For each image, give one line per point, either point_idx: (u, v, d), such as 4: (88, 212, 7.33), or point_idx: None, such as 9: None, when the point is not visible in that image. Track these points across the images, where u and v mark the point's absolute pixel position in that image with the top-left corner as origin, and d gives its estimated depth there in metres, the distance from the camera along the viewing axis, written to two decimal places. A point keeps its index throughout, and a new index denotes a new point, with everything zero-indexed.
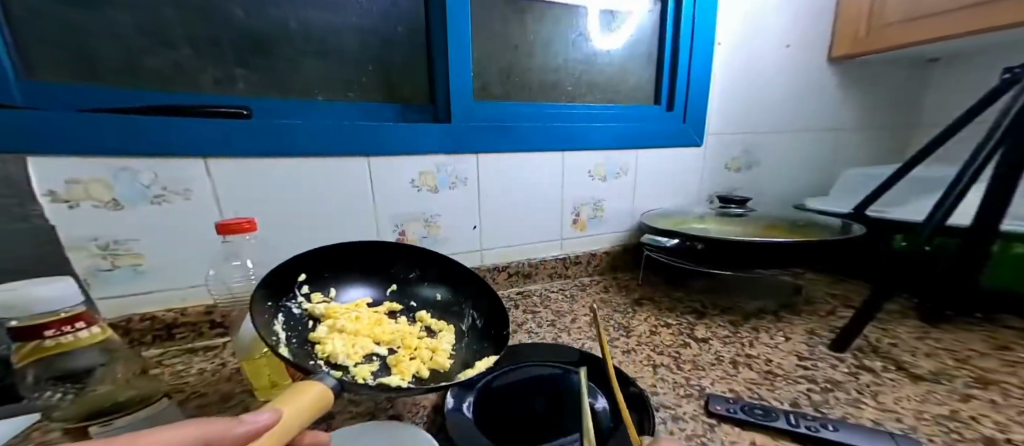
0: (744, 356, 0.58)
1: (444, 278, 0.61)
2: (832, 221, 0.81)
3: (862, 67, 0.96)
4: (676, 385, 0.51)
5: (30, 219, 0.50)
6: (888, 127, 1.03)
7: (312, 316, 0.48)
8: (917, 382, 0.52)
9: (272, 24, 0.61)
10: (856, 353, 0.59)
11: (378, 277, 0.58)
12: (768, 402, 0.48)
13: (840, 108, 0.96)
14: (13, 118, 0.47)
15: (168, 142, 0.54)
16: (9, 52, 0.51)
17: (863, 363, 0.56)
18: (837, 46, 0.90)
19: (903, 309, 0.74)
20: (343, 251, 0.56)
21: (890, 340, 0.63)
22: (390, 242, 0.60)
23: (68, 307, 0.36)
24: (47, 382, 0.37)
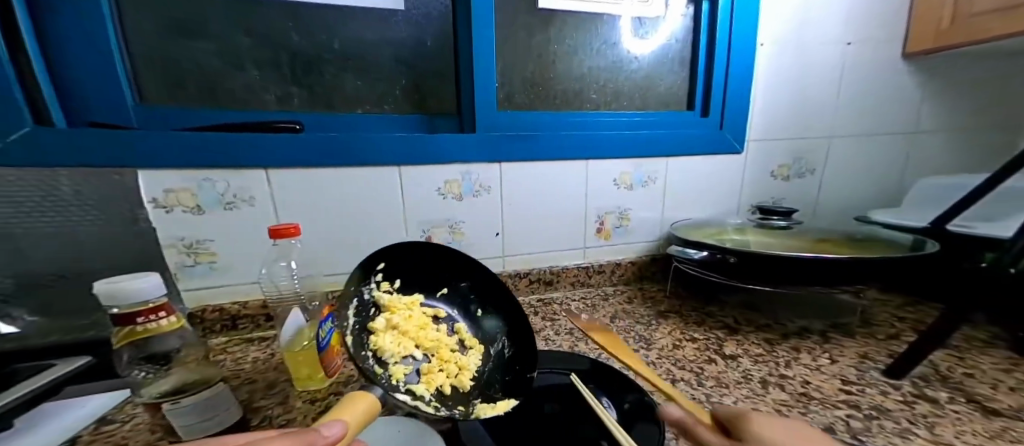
0: (777, 376, 0.55)
1: (494, 302, 0.62)
2: (902, 236, 0.71)
3: (955, 60, 0.82)
4: (694, 402, 0.50)
5: (138, 222, 0.60)
6: (983, 127, 0.88)
7: (376, 303, 0.53)
8: (990, 417, 0.46)
9: (314, 45, 0.66)
10: (917, 382, 0.52)
11: (435, 279, 0.61)
12: None
13: (918, 108, 0.85)
14: (129, 137, 0.57)
15: (242, 155, 0.62)
16: (128, 82, 0.61)
17: (923, 393, 0.50)
18: (911, 41, 0.79)
19: (992, 335, 0.64)
20: (415, 249, 0.59)
21: (966, 370, 0.55)
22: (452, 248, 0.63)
23: (155, 297, 0.41)
24: (135, 361, 0.45)
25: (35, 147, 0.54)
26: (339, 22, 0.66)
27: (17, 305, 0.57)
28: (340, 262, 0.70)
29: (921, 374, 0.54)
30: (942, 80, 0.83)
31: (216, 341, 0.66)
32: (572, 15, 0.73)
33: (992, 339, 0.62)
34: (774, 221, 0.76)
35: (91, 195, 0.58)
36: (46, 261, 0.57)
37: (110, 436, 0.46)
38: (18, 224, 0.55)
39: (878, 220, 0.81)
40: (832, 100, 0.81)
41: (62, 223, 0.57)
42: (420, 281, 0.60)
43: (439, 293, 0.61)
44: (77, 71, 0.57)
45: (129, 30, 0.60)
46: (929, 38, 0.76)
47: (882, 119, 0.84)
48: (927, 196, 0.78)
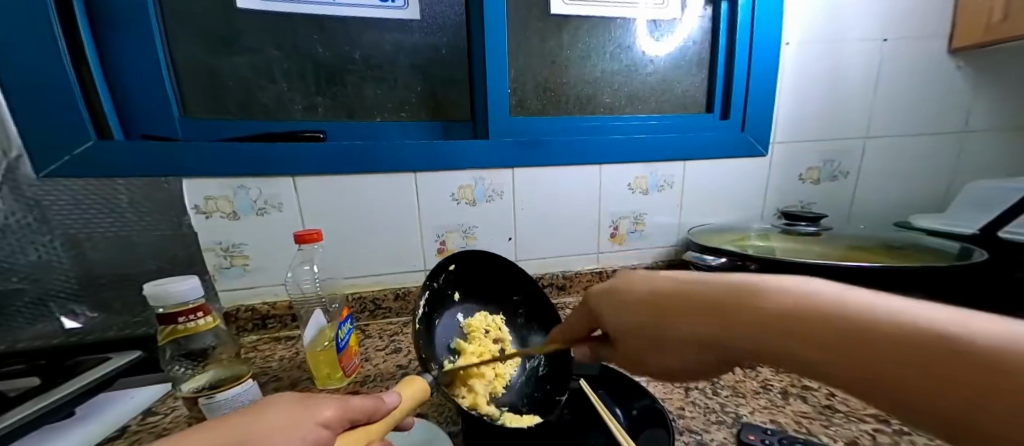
0: (798, 387, 0.52)
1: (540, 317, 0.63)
2: (948, 244, 0.64)
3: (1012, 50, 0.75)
4: (707, 410, 0.48)
5: (182, 227, 0.66)
6: None
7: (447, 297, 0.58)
8: None
9: (339, 57, 0.70)
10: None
11: (485, 287, 0.63)
12: (815, 438, 0.43)
13: (969, 106, 0.78)
14: (175, 149, 0.63)
15: (269, 164, 0.66)
16: (175, 97, 0.66)
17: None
18: (958, 35, 0.73)
19: None
20: (477, 258, 0.62)
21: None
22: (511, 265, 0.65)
23: (193, 299, 0.45)
24: (176, 358, 0.50)
25: (97, 160, 0.61)
26: (362, 35, 0.70)
27: (81, 302, 0.63)
28: (355, 264, 0.73)
29: None
30: (995, 75, 0.76)
31: (248, 339, 0.71)
32: (586, 19, 0.73)
33: None
34: (799, 227, 0.72)
35: (142, 203, 0.63)
36: (104, 264, 0.63)
37: (153, 427, 0.51)
38: (83, 229, 0.62)
39: (921, 226, 0.74)
40: (868, 99, 0.76)
41: (118, 228, 0.63)
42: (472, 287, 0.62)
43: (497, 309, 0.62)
44: (132, 90, 0.63)
45: (176, 47, 0.65)
46: (980, 30, 0.70)
47: (927, 118, 0.78)
48: (974, 199, 0.70)
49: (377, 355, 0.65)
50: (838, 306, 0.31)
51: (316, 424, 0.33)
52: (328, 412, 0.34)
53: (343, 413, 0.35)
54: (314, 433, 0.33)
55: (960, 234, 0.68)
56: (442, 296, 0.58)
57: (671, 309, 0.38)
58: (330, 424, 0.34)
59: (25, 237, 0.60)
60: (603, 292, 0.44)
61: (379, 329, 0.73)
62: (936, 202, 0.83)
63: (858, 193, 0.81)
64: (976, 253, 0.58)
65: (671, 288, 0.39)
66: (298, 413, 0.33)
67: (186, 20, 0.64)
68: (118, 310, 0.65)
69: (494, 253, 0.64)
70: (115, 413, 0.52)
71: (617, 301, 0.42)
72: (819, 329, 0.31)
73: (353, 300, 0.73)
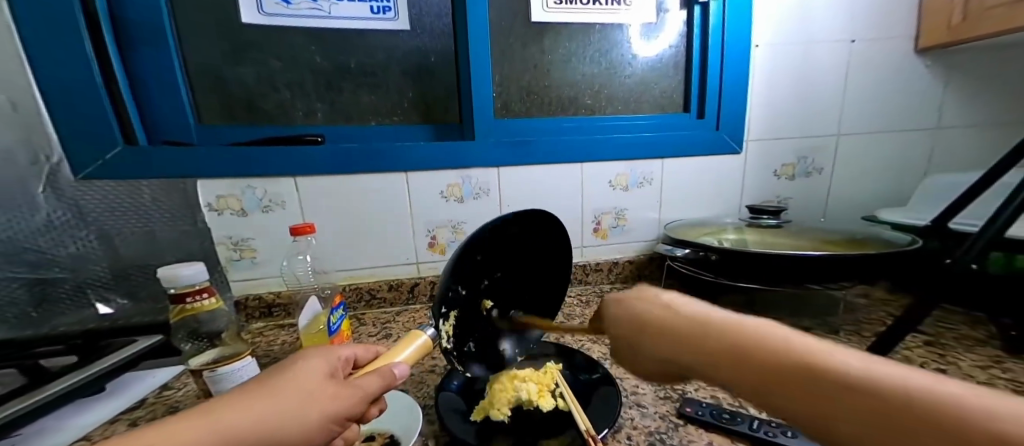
0: None
1: (550, 292, 0.67)
2: (899, 236, 0.69)
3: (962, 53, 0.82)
4: (658, 388, 0.55)
5: (196, 223, 0.73)
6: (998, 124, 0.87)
7: (501, 242, 0.57)
8: None
9: (337, 65, 0.75)
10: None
11: (531, 243, 0.62)
12: (744, 410, 0.50)
13: (929, 105, 0.84)
14: (184, 153, 0.69)
15: (269, 166, 0.72)
16: (191, 105, 0.72)
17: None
18: (924, 36, 0.79)
19: (988, 333, 0.61)
20: (539, 222, 0.60)
21: (939, 366, 0.54)
22: (560, 245, 0.64)
23: (199, 282, 0.55)
24: (190, 338, 0.61)
25: (124, 165, 0.68)
26: (354, 45, 0.75)
27: (114, 290, 0.71)
28: (349, 257, 0.79)
29: None
30: (961, 74, 0.83)
31: (256, 325, 0.78)
32: (566, 26, 0.77)
33: (988, 338, 0.60)
34: (764, 220, 0.77)
35: (165, 202, 0.71)
36: (134, 256, 0.71)
37: (168, 399, 0.59)
38: (114, 226, 0.69)
39: (885, 220, 0.79)
40: (840, 97, 0.82)
41: (144, 224, 0.70)
42: (519, 240, 0.60)
43: (521, 277, 0.63)
44: (152, 99, 0.70)
45: (190, 57, 0.71)
46: (944, 31, 0.75)
47: (893, 114, 0.84)
48: (935, 192, 0.76)
49: (369, 340, 0.71)
50: (744, 333, 0.33)
51: (342, 418, 0.36)
52: (350, 404, 0.37)
53: (361, 403, 0.37)
54: (337, 427, 0.36)
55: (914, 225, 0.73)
56: (488, 235, 0.55)
57: (654, 328, 0.40)
58: (351, 415, 0.37)
59: (64, 232, 0.67)
60: (617, 304, 0.45)
61: (374, 317, 0.79)
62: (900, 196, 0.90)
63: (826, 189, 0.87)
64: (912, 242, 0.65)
65: (672, 311, 0.40)
66: (326, 408, 0.36)
67: (196, 32, 0.70)
68: (146, 298, 0.73)
69: (557, 226, 0.62)
70: (124, 396, 0.58)
71: (621, 314, 0.44)
72: (725, 343, 0.34)
73: (349, 290, 0.80)
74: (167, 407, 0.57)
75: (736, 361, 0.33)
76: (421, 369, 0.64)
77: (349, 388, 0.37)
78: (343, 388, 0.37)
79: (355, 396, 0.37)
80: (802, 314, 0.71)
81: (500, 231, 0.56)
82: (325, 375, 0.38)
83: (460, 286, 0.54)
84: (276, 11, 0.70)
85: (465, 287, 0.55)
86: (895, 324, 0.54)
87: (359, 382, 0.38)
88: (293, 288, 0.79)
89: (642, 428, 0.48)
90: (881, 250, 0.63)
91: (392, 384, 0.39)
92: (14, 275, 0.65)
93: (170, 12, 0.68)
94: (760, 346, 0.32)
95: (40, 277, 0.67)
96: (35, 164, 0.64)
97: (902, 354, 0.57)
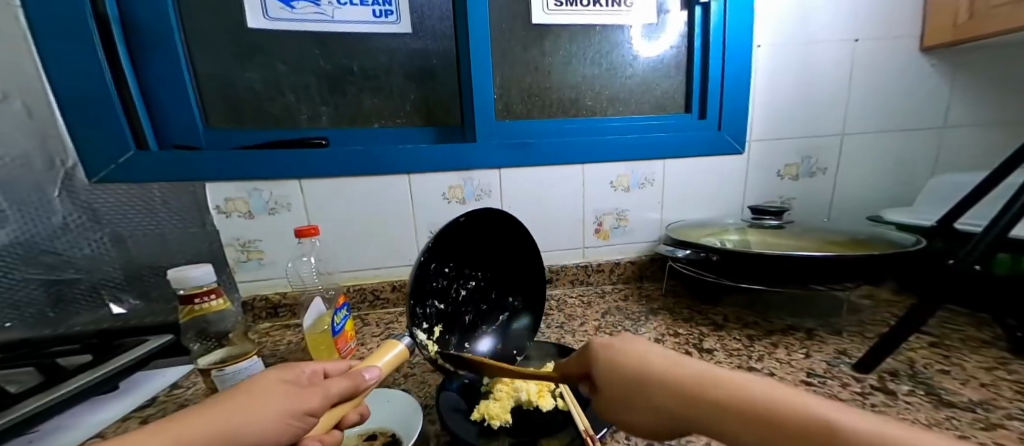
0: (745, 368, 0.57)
1: (523, 286, 0.70)
2: (907, 237, 0.68)
3: (964, 51, 0.82)
4: None
5: (205, 225, 0.75)
6: (1004, 122, 0.87)
7: (455, 242, 0.58)
8: (941, 407, 0.47)
9: (341, 68, 0.76)
10: (884, 376, 0.53)
11: (494, 244, 0.64)
12: None
13: (931, 103, 0.84)
14: (192, 157, 0.71)
15: (274, 169, 0.73)
16: (199, 108, 0.74)
17: (884, 386, 0.51)
18: (928, 35, 0.79)
19: (995, 334, 0.61)
20: (498, 219, 0.62)
21: (943, 367, 0.54)
22: (522, 234, 0.67)
23: (208, 283, 0.58)
24: (199, 338, 0.63)
25: (134, 168, 0.69)
26: (357, 49, 0.76)
27: (126, 291, 0.73)
28: (352, 258, 0.80)
29: (892, 369, 0.54)
30: (968, 73, 0.83)
31: (263, 325, 0.79)
32: (566, 27, 0.78)
33: (992, 340, 0.59)
34: (767, 221, 0.76)
35: (175, 204, 0.73)
36: (146, 257, 0.73)
37: (178, 397, 0.60)
38: (126, 229, 0.71)
39: (891, 220, 0.78)
40: (842, 96, 0.82)
41: (155, 225, 0.72)
42: (482, 244, 0.62)
43: (485, 274, 0.64)
44: (162, 104, 0.71)
45: (197, 60, 0.72)
46: (949, 30, 0.76)
47: (895, 113, 0.84)
48: (939, 197, 0.76)
49: (372, 340, 0.73)
50: (762, 401, 0.29)
51: (303, 413, 0.37)
52: (312, 401, 0.38)
53: (325, 401, 0.39)
54: (299, 423, 0.37)
55: (920, 226, 0.72)
56: (451, 247, 0.58)
57: (649, 383, 0.34)
58: (314, 412, 0.38)
59: (79, 234, 0.69)
60: (602, 348, 0.38)
61: (377, 318, 0.81)
62: (905, 196, 0.90)
63: (827, 189, 0.87)
64: (918, 243, 0.64)
65: (661, 355, 0.35)
66: (289, 403, 0.37)
67: (203, 36, 0.71)
68: (157, 298, 0.75)
69: (514, 220, 0.65)
70: (137, 394, 0.59)
71: (607, 363, 0.37)
72: (739, 408, 0.29)
73: (353, 291, 0.81)
74: (177, 404, 0.59)
75: (758, 429, 0.28)
76: (423, 369, 0.65)
77: (313, 388, 0.39)
78: (306, 389, 0.39)
79: (315, 395, 0.39)
80: (804, 315, 0.71)
81: (462, 238, 0.58)
82: (290, 378, 0.40)
83: (436, 301, 0.56)
84: (281, 16, 0.72)
85: (441, 301, 0.57)
86: (901, 326, 0.53)
87: (324, 383, 0.40)
88: (298, 288, 0.80)
89: None
90: (886, 250, 0.62)
91: (359, 386, 0.41)
92: (31, 276, 0.68)
93: (178, 19, 0.69)
94: (782, 417, 0.28)
95: (57, 278, 0.69)
96: (51, 168, 0.66)
97: (905, 355, 0.57)
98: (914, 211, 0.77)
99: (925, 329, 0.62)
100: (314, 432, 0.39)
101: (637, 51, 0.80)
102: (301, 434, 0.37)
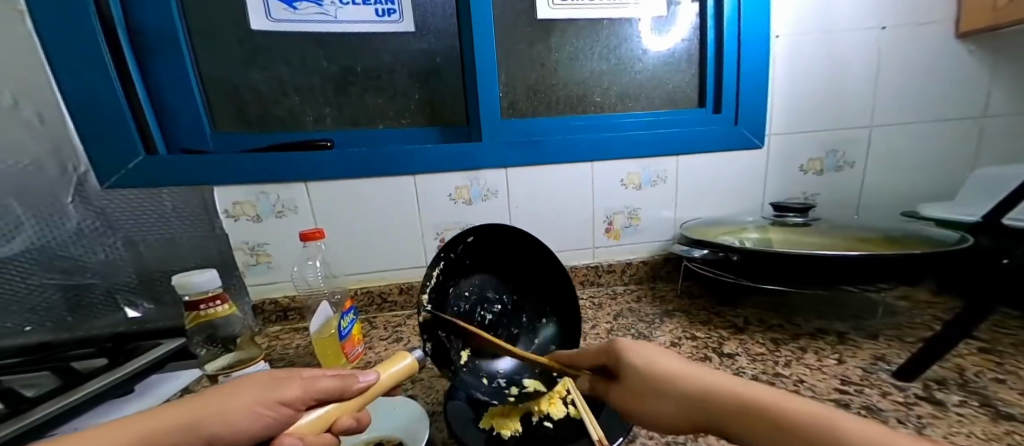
0: (771, 374, 0.53)
1: (553, 299, 0.66)
2: (948, 234, 0.63)
3: (1006, 35, 0.76)
4: None
5: (215, 229, 0.75)
6: None
7: (462, 265, 0.59)
8: (1000, 421, 0.42)
9: (344, 69, 0.76)
10: (929, 384, 0.49)
11: (506, 263, 0.64)
12: None
13: (968, 92, 0.79)
14: (199, 160, 0.71)
15: (281, 171, 0.73)
16: (206, 114, 0.74)
17: (931, 395, 0.47)
18: (964, 20, 0.74)
19: None
20: (502, 234, 0.62)
21: (997, 376, 0.49)
22: (538, 243, 0.65)
23: (212, 288, 0.58)
24: (206, 343, 0.63)
25: (144, 173, 0.70)
26: (361, 50, 0.75)
27: (139, 295, 0.74)
28: (359, 261, 0.80)
29: (938, 377, 0.50)
30: (1009, 58, 0.77)
31: (272, 329, 0.79)
32: (572, 22, 0.76)
33: None
34: (790, 218, 0.72)
35: (185, 208, 0.73)
36: (158, 261, 0.74)
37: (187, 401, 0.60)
38: (139, 234, 0.72)
39: (929, 215, 0.73)
40: (870, 87, 0.77)
41: (165, 230, 0.73)
42: (493, 264, 0.63)
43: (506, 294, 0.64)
44: (171, 109, 0.72)
45: (204, 65, 0.73)
46: (987, 15, 0.70)
47: (927, 104, 0.79)
48: (981, 189, 0.71)
49: (380, 344, 0.71)
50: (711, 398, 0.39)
51: (277, 402, 0.37)
52: (292, 392, 0.38)
53: (302, 393, 0.39)
54: (271, 412, 0.37)
55: (963, 223, 0.67)
56: (464, 269, 0.60)
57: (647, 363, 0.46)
58: (290, 402, 0.38)
59: (94, 239, 0.70)
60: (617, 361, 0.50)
61: (384, 320, 0.79)
62: (945, 189, 0.84)
63: (854, 184, 0.82)
64: (964, 241, 0.59)
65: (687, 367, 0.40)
66: (263, 393, 0.37)
67: (209, 43, 0.72)
68: (169, 302, 0.75)
69: (519, 229, 0.63)
70: (150, 397, 0.58)
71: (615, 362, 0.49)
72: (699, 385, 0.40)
73: (360, 294, 0.80)
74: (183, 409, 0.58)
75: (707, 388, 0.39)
76: (429, 374, 0.63)
77: (295, 380, 0.39)
78: (289, 379, 0.39)
79: (296, 385, 0.39)
80: (834, 317, 0.66)
81: (473, 259, 0.60)
82: (281, 372, 0.40)
83: (458, 324, 0.57)
84: (284, 18, 0.72)
85: (465, 324, 0.58)
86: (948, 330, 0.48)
87: (309, 378, 0.40)
88: (305, 292, 0.80)
89: (659, 438, 0.45)
90: (923, 249, 0.58)
91: (348, 384, 0.40)
92: (48, 281, 0.69)
93: (184, 26, 0.70)
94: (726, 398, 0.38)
95: (73, 282, 0.70)
96: (65, 175, 0.67)
97: (953, 361, 0.52)
98: (954, 206, 0.72)
99: (974, 334, 0.57)
100: (297, 428, 0.37)
101: (644, 43, 0.77)
102: (275, 423, 0.37)
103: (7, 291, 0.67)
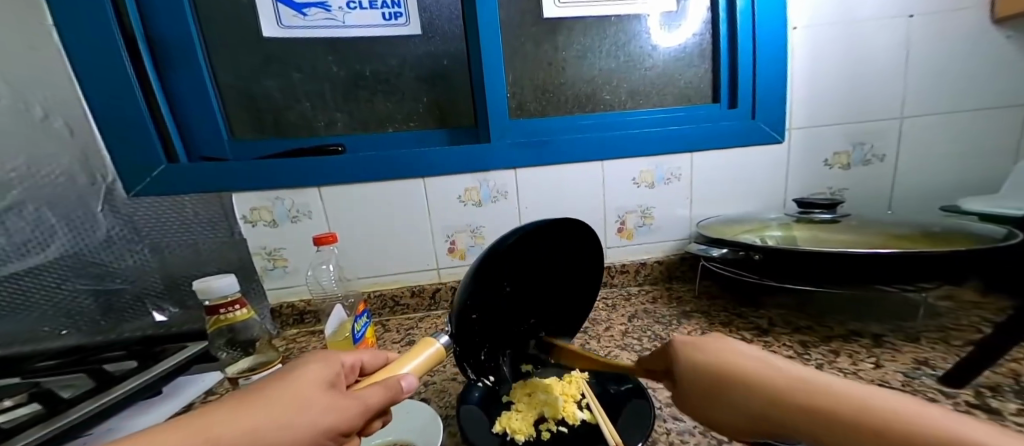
0: None
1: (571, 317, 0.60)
2: (994, 229, 0.58)
3: None
4: None
5: (234, 235, 0.77)
6: None
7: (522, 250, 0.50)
8: None
9: (354, 75, 0.77)
10: (982, 392, 0.44)
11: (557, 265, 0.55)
12: None
13: (1007, 79, 0.73)
14: (217, 169, 0.73)
15: (296, 177, 0.74)
16: (224, 124, 0.77)
17: (984, 403, 0.43)
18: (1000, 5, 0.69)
19: None
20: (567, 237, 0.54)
21: None
22: (590, 259, 0.58)
23: (231, 293, 0.59)
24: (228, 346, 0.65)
25: (167, 181, 0.73)
26: (371, 55, 0.77)
27: (165, 299, 0.77)
28: (371, 265, 0.80)
29: (991, 384, 0.45)
30: None
31: (290, 332, 0.80)
32: (579, 20, 0.75)
33: None
34: (816, 214, 0.68)
35: (206, 214, 0.75)
36: (181, 266, 0.77)
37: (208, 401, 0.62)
38: (163, 240, 0.75)
39: (972, 209, 0.68)
40: (897, 78, 0.73)
41: (189, 236, 0.76)
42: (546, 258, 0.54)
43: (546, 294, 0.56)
44: (191, 119, 0.75)
45: (221, 76, 0.75)
46: None
47: (960, 94, 0.74)
48: None
49: (393, 347, 0.71)
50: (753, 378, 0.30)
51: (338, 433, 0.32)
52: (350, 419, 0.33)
53: (362, 416, 0.34)
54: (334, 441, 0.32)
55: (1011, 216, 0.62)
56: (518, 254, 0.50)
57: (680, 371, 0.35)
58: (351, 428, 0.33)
59: (122, 246, 0.73)
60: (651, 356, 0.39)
61: (397, 323, 0.79)
62: (989, 181, 0.78)
63: (887, 179, 0.77)
64: (1016, 238, 0.54)
65: (754, 359, 0.31)
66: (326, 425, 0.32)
67: (227, 54, 0.75)
68: (193, 306, 0.78)
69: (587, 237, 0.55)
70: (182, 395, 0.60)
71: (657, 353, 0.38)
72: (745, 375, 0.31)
73: (373, 297, 0.81)
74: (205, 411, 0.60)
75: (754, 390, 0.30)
76: (441, 378, 0.62)
77: (348, 397, 0.33)
78: (343, 400, 0.33)
79: (354, 409, 0.33)
80: (868, 318, 0.62)
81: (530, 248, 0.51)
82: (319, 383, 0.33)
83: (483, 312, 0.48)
84: (294, 24, 0.73)
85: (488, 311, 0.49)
86: (1000, 332, 0.44)
87: (359, 395, 0.34)
88: (319, 295, 0.81)
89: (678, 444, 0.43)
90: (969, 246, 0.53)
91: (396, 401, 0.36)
92: (81, 286, 0.72)
93: (201, 38, 0.73)
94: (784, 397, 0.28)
95: (104, 288, 0.73)
96: (94, 185, 0.71)
97: (1007, 367, 0.48)
98: (1005, 199, 0.67)
99: None
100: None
101: (654, 39, 0.75)
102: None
103: (42, 295, 0.69)
